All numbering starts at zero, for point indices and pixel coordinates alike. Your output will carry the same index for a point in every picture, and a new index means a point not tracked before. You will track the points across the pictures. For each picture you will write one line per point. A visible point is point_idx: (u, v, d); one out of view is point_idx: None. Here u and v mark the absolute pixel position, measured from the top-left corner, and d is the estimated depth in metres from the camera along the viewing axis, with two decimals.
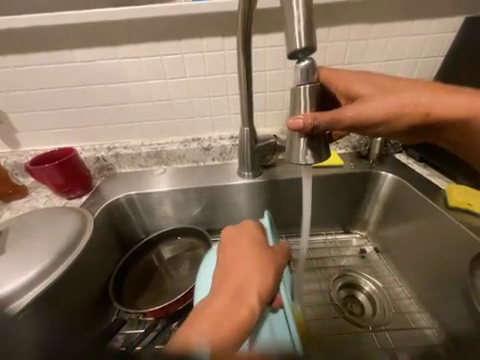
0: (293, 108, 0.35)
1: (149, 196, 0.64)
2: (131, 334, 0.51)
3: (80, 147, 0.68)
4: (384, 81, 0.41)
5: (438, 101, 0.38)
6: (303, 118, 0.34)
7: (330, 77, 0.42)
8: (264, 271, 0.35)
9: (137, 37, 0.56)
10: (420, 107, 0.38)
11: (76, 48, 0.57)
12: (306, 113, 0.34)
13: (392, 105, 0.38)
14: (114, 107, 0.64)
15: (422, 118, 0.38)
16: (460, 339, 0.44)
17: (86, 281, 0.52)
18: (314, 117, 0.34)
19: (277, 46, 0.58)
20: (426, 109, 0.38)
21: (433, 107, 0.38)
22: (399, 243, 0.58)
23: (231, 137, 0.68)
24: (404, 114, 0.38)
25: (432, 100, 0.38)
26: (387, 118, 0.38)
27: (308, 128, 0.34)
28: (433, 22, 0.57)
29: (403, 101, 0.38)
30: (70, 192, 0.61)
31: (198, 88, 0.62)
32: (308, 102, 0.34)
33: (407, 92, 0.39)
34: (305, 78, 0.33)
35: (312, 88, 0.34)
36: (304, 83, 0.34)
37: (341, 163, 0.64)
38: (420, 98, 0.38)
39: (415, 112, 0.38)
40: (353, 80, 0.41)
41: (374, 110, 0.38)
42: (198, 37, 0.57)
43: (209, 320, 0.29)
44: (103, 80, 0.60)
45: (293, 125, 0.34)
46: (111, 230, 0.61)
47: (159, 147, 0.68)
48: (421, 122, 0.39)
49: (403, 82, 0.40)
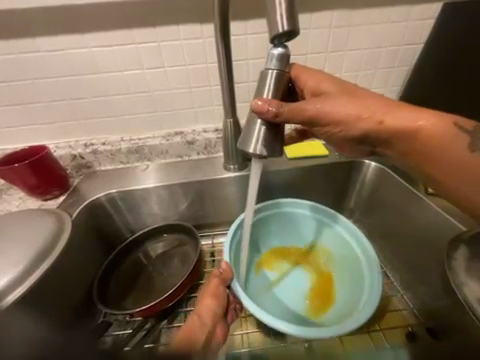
0: (260, 91, 0.37)
1: (132, 194, 0.62)
2: (119, 334, 0.50)
3: (54, 145, 0.64)
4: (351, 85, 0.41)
5: (390, 113, 0.38)
6: (270, 103, 0.35)
7: (302, 73, 0.42)
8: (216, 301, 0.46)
9: (108, 24, 0.52)
10: (373, 115, 0.39)
11: (39, 36, 0.52)
12: (271, 100, 0.36)
13: (348, 109, 0.39)
14: (88, 100, 0.60)
15: (374, 126, 0.39)
16: (440, 321, 0.46)
17: (67, 285, 0.50)
18: (279, 105, 0.36)
19: (259, 33, 0.56)
20: (378, 118, 0.39)
21: (387, 117, 0.38)
22: (383, 230, 0.60)
23: (216, 130, 0.67)
24: (361, 120, 0.39)
25: (385, 110, 0.39)
26: (342, 119, 0.39)
27: (269, 116, 0.35)
28: (413, 9, 0.57)
29: (361, 107, 0.39)
30: (45, 193, 0.58)
31: (177, 79, 0.59)
32: (273, 88, 0.36)
33: (367, 100, 0.39)
34: (277, 63, 0.35)
35: (280, 77, 0.36)
36: (273, 68, 0.35)
37: (326, 152, 0.64)
38: (375, 107, 0.39)
39: (368, 119, 0.39)
40: (324, 78, 0.42)
41: (335, 110, 0.39)
42: (175, 24, 0.54)
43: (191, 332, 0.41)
44: (74, 71, 0.56)
45: (259, 107, 0.35)
46: (92, 231, 0.58)
47: (140, 142, 0.65)
48: (372, 130, 0.39)
49: (365, 91, 0.41)
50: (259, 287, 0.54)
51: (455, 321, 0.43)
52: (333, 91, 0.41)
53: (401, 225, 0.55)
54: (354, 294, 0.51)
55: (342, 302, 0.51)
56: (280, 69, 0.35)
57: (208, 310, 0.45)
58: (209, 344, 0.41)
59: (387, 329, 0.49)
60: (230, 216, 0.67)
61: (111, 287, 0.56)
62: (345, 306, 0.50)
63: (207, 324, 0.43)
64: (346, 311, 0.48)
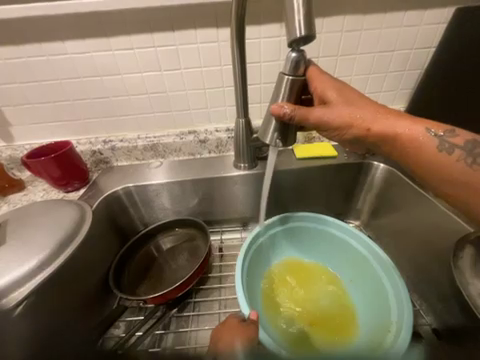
0: (275, 93, 0.39)
1: (146, 188, 0.65)
2: (132, 320, 0.53)
3: (76, 140, 0.68)
4: (352, 93, 0.42)
5: (377, 120, 0.40)
6: (285, 107, 0.38)
7: (316, 78, 0.41)
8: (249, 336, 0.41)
9: (130, 28, 0.56)
10: (361, 123, 0.40)
11: (68, 39, 0.56)
12: (285, 103, 0.39)
13: (346, 117, 0.40)
14: (109, 100, 0.63)
15: (362, 132, 0.40)
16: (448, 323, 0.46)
17: (86, 272, 0.54)
18: (294, 108, 0.39)
19: (272, 37, 0.58)
20: (366, 125, 0.40)
21: (375, 126, 0.40)
22: (390, 230, 0.60)
23: (227, 130, 0.69)
24: (355, 127, 0.40)
25: (373, 118, 0.40)
26: (342, 126, 0.41)
27: (285, 119, 0.39)
28: (424, 14, 0.58)
29: (356, 115, 0.40)
30: (67, 185, 0.62)
31: (192, 80, 0.62)
32: (288, 92, 0.39)
33: (363, 108, 0.40)
34: (290, 69, 0.37)
35: (294, 81, 0.38)
36: (289, 74, 0.38)
37: (335, 154, 0.65)
38: (364, 115, 0.40)
39: (357, 126, 0.40)
40: (333, 83, 0.41)
41: (331, 119, 0.40)
42: (192, 28, 0.57)
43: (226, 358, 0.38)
44: (97, 72, 0.60)
45: (276, 110, 0.39)
46: (109, 222, 0.61)
47: (155, 140, 0.69)
48: (360, 136, 0.41)
49: (362, 97, 0.41)
50: (266, 302, 0.54)
51: (461, 322, 0.43)
52: (338, 98, 0.41)
53: (409, 226, 0.56)
54: (376, 303, 0.52)
55: (371, 309, 0.52)
56: (295, 73, 0.38)
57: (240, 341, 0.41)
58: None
59: None
60: (238, 213, 0.69)
61: (125, 276, 0.59)
62: (373, 313, 0.51)
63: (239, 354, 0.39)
64: (378, 322, 0.49)
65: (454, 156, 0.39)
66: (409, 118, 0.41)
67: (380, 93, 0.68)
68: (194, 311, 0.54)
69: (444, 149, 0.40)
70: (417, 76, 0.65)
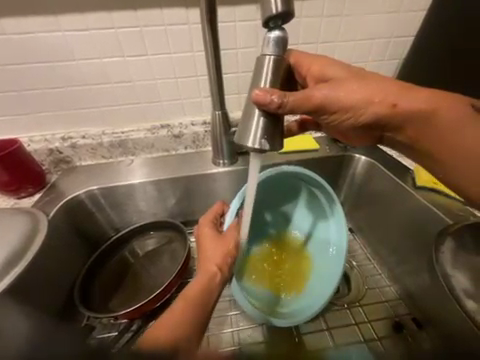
0: (256, 78, 0.33)
1: (115, 190, 0.58)
2: (104, 337, 0.47)
3: (28, 138, 0.59)
4: (360, 69, 0.39)
5: (403, 96, 0.37)
6: (271, 93, 0.32)
7: (302, 60, 0.40)
8: (215, 250, 0.45)
9: (83, 5, 0.48)
10: (386, 98, 0.37)
11: (5, 16, 0.47)
12: (272, 90, 0.32)
13: (360, 95, 0.37)
14: (64, 90, 0.55)
15: (387, 109, 0.37)
16: (431, 313, 0.46)
17: (47, 290, 0.47)
18: (282, 95, 0.32)
19: (248, 21, 0.53)
20: (391, 101, 0.37)
21: (401, 99, 0.37)
22: (371, 222, 0.60)
23: (204, 123, 0.64)
24: (373, 104, 0.37)
25: (398, 93, 0.37)
26: (358, 106, 0.37)
27: (272, 107, 0.32)
28: (403, 0, 0.56)
29: (368, 91, 0.37)
30: (19, 190, 0.53)
31: (162, 68, 0.56)
32: (271, 74, 0.32)
33: (380, 85, 0.37)
34: (274, 48, 0.31)
35: (278, 65, 0.32)
36: (270, 54, 0.32)
37: (317, 147, 0.63)
38: (386, 92, 0.37)
39: (381, 102, 0.37)
40: (324, 62, 0.40)
41: (340, 97, 0.37)
42: (158, 7, 0.50)
43: (198, 280, 0.41)
44: (47, 57, 0.51)
45: (261, 97, 0.31)
46: (72, 230, 0.55)
47: (123, 135, 0.62)
48: (385, 114, 0.38)
49: (375, 75, 0.38)
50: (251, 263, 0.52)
51: (443, 314, 0.44)
52: (333, 78, 0.39)
53: (390, 218, 0.56)
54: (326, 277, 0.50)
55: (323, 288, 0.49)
56: (277, 54, 0.32)
57: (210, 259, 0.44)
58: (209, 283, 0.41)
59: (376, 321, 0.48)
60: None
61: (96, 288, 0.53)
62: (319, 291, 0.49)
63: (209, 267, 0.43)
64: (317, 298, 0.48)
65: None
66: (427, 91, 0.37)
67: None
68: None
69: None
70: (396, 66, 0.64)
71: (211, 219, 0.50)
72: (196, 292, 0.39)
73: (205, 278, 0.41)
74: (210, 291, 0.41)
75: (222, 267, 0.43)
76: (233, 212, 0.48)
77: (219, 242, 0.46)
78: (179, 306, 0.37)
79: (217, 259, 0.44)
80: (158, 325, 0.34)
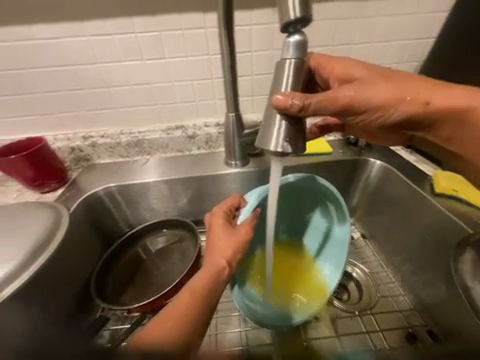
0: (277, 82, 0.33)
1: (130, 188, 0.60)
2: (118, 329, 0.48)
3: (52, 136, 0.62)
4: (385, 69, 0.38)
5: (437, 93, 0.35)
6: (291, 96, 0.31)
7: (325, 63, 0.41)
8: (226, 245, 0.44)
9: (106, 12, 0.50)
10: (418, 96, 0.36)
11: (37, 23, 0.50)
12: (292, 93, 0.32)
13: (388, 94, 0.36)
14: (87, 92, 0.58)
15: (420, 107, 0.36)
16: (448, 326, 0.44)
17: (65, 281, 0.49)
18: (303, 97, 0.32)
19: (263, 24, 0.54)
20: (424, 98, 0.36)
21: (434, 97, 0.35)
22: (385, 229, 0.58)
23: (217, 125, 0.65)
24: (403, 103, 0.36)
25: (431, 90, 0.36)
26: (386, 105, 0.36)
27: (294, 110, 0.32)
28: (424, 1, 0.55)
29: (396, 90, 0.36)
30: (43, 185, 0.57)
31: (178, 71, 0.57)
32: (293, 78, 0.32)
33: (409, 83, 0.36)
34: (295, 52, 0.31)
35: (299, 67, 0.32)
36: (291, 58, 0.32)
37: (330, 150, 0.63)
38: (416, 89, 0.36)
39: (411, 101, 0.36)
40: (348, 64, 0.40)
41: (365, 97, 0.36)
42: (176, 12, 0.51)
43: (205, 273, 0.41)
44: (72, 60, 0.54)
45: (281, 102, 0.31)
46: (90, 225, 0.57)
47: (139, 135, 0.64)
48: (418, 111, 0.36)
49: (400, 73, 0.38)
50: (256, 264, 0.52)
51: (459, 325, 0.42)
52: (359, 77, 0.38)
53: (404, 224, 0.54)
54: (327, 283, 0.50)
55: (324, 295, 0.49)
56: (299, 57, 0.32)
57: (220, 253, 0.43)
58: (216, 277, 0.41)
59: (388, 331, 0.47)
60: None
61: (110, 281, 0.55)
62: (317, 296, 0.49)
63: (218, 262, 0.42)
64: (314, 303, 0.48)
65: None
66: (461, 87, 0.36)
67: None
68: None
69: None
70: (415, 68, 0.62)
71: (225, 209, 0.49)
72: (203, 286, 0.39)
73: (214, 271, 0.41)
74: (216, 286, 0.41)
75: (230, 263, 0.43)
76: (250, 207, 0.48)
77: (231, 236, 0.45)
78: (185, 298, 0.38)
79: (227, 254, 0.43)
80: (159, 319, 0.37)
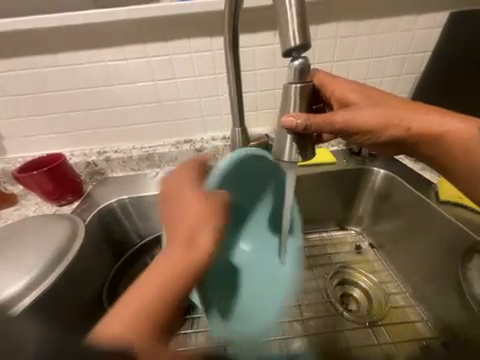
0: (285, 106, 0.36)
1: (141, 200, 0.63)
2: None
3: (70, 152, 0.67)
4: (380, 96, 0.41)
5: (416, 118, 0.38)
6: (297, 118, 0.34)
7: (328, 81, 0.42)
8: (194, 224, 0.35)
9: (123, 40, 0.56)
10: (401, 122, 0.38)
11: (61, 52, 0.56)
12: (298, 114, 0.35)
13: (381, 118, 0.38)
14: (103, 111, 0.63)
15: (402, 133, 0.39)
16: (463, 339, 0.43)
17: (79, 292, 0.51)
18: (308, 118, 0.35)
19: (266, 45, 0.58)
20: (406, 125, 0.38)
21: (412, 123, 0.38)
22: (392, 239, 0.58)
23: (224, 138, 0.68)
24: (392, 126, 0.38)
25: (412, 116, 0.38)
26: (380, 127, 0.38)
27: (299, 130, 0.34)
28: (417, 19, 0.58)
29: (388, 114, 0.38)
30: (60, 199, 0.60)
31: (187, 89, 0.61)
32: (299, 101, 0.35)
33: (397, 108, 0.39)
34: (298, 76, 0.34)
35: (303, 90, 0.35)
36: (295, 82, 0.34)
37: (334, 160, 0.64)
38: (401, 114, 0.38)
39: (396, 127, 0.38)
40: (348, 88, 0.41)
41: (363, 121, 0.38)
42: (185, 37, 0.56)
43: (166, 263, 0.32)
44: (90, 83, 0.59)
45: (288, 123, 0.34)
46: (104, 236, 0.59)
47: (151, 150, 0.67)
48: (400, 136, 0.39)
49: (390, 99, 0.40)
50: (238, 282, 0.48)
51: (472, 333, 0.41)
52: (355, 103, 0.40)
53: (407, 235, 0.55)
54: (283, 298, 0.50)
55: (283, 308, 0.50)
56: (302, 80, 0.34)
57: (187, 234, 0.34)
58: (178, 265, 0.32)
59: (401, 343, 0.46)
60: None
61: (120, 291, 0.57)
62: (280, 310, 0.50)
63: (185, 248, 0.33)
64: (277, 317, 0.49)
65: None
66: (450, 113, 0.39)
67: None
68: (192, 329, 0.50)
69: None
70: (414, 80, 0.65)
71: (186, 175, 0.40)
72: (158, 281, 0.30)
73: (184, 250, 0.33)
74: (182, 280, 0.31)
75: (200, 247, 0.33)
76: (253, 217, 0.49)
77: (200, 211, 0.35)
78: (134, 300, 0.29)
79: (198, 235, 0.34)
80: (111, 319, 0.28)
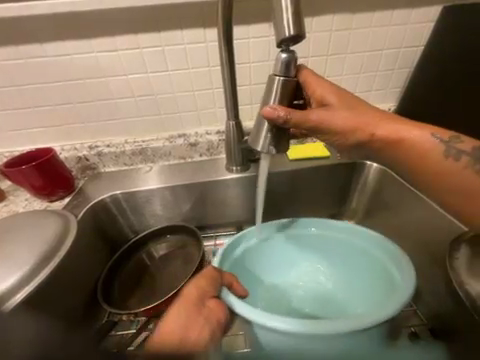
0: (267, 97, 0.38)
1: (135, 195, 0.62)
2: (123, 335, 0.49)
3: (60, 147, 0.65)
4: (355, 100, 0.41)
5: (380, 125, 0.39)
6: (278, 110, 0.36)
7: (311, 79, 0.41)
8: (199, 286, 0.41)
9: (113, 30, 0.54)
10: (367, 127, 0.39)
11: (48, 41, 0.54)
12: (278, 106, 0.36)
13: (353, 120, 0.39)
14: (94, 104, 0.61)
15: (366, 138, 0.40)
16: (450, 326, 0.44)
17: (72, 289, 0.50)
18: (288, 111, 0.37)
19: (260, 37, 0.57)
20: (371, 130, 0.39)
21: (377, 128, 0.39)
22: (383, 231, 0.59)
23: (218, 132, 0.67)
24: (357, 131, 0.39)
25: (377, 123, 0.39)
26: (349, 131, 0.39)
27: (279, 122, 0.37)
28: (410, 13, 0.58)
29: (358, 119, 0.39)
30: (51, 194, 0.59)
31: (181, 82, 0.60)
32: (280, 94, 0.37)
33: (367, 114, 0.39)
34: (283, 69, 0.36)
35: (287, 84, 0.37)
36: (280, 75, 0.36)
37: (328, 154, 0.65)
38: (368, 120, 0.39)
39: (362, 131, 0.39)
40: (328, 88, 0.41)
41: (334, 123, 0.39)
42: (178, 29, 0.55)
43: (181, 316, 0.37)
44: (80, 75, 0.57)
45: (268, 114, 0.36)
46: (97, 232, 0.58)
47: (144, 144, 0.66)
48: (365, 142, 0.40)
49: (365, 104, 0.40)
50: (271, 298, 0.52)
51: (457, 321, 0.43)
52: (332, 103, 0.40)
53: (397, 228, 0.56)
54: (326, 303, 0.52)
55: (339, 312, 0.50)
56: (287, 74, 0.36)
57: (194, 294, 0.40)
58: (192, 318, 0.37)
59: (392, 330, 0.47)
60: (232, 218, 0.67)
61: (115, 288, 0.56)
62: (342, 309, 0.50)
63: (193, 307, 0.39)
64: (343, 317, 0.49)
65: (460, 163, 0.40)
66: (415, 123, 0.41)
67: (371, 92, 0.67)
68: None
69: (451, 155, 0.40)
70: (407, 74, 0.65)
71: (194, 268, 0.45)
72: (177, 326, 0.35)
73: (199, 313, 0.39)
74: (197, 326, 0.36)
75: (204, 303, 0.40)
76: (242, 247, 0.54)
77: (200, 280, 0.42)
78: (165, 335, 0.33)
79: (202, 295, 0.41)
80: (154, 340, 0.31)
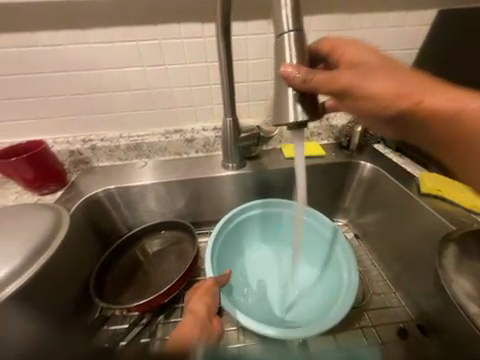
0: (280, 58, 0.33)
1: (130, 190, 0.62)
2: (116, 329, 0.49)
3: (52, 139, 0.63)
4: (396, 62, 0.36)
5: (431, 93, 0.32)
6: (294, 69, 0.32)
7: (338, 45, 0.39)
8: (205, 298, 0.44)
9: (109, 21, 0.53)
10: (412, 94, 0.32)
11: (40, 30, 0.52)
12: (296, 66, 0.32)
13: (393, 84, 0.33)
14: (88, 96, 0.60)
15: (411, 106, 0.32)
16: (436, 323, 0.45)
17: (64, 284, 0.49)
18: (307, 71, 0.32)
19: (259, 34, 0.57)
20: (419, 98, 0.32)
21: (426, 96, 0.32)
22: (374, 230, 0.61)
23: (215, 129, 0.67)
24: (402, 98, 0.32)
25: (429, 91, 0.32)
26: (389, 98, 0.33)
27: (296, 82, 0.32)
28: (406, 16, 0.59)
29: (400, 82, 0.33)
30: (42, 187, 0.57)
31: (178, 76, 0.60)
32: (297, 53, 0.33)
33: (412, 79, 0.33)
34: (292, 26, 0.32)
35: (300, 41, 0.32)
36: (289, 31, 0.32)
37: (323, 153, 0.66)
38: (415, 86, 0.32)
39: (407, 98, 0.32)
40: (363, 50, 0.37)
41: (368, 86, 0.33)
42: (176, 22, 0.54)
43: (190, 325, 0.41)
44: (74, 66, 0.56)
45: (286, 75, 0.32)
46: (90, 227, 0.58)
47: (139, 139, 0.66)
48: (409, 112, 0.33)
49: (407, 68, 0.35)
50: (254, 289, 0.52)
51: (443, 318, 0.44)
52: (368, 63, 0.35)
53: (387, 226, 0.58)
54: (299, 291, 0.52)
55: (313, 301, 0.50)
56: (297, 30, 0.32)
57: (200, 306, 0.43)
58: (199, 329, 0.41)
59: (381, 326, 0.49)
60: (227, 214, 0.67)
61: (108, 283, 0.56)
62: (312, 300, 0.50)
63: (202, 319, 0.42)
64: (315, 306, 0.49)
65: None
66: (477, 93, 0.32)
67: None
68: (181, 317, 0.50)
69: None
70: None
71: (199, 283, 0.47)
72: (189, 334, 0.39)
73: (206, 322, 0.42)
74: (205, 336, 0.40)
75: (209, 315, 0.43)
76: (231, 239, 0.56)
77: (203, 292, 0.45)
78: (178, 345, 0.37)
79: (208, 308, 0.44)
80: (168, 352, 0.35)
